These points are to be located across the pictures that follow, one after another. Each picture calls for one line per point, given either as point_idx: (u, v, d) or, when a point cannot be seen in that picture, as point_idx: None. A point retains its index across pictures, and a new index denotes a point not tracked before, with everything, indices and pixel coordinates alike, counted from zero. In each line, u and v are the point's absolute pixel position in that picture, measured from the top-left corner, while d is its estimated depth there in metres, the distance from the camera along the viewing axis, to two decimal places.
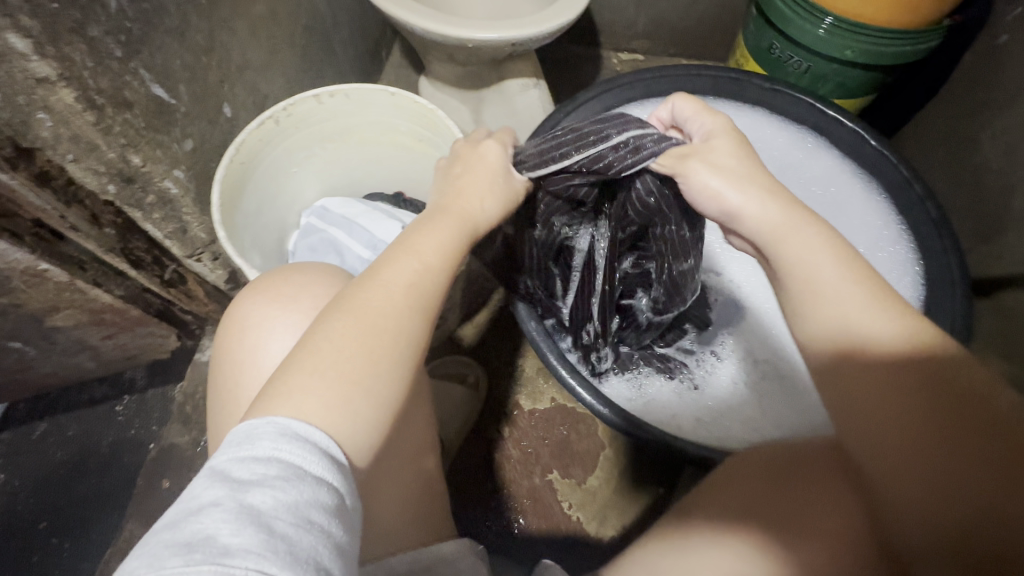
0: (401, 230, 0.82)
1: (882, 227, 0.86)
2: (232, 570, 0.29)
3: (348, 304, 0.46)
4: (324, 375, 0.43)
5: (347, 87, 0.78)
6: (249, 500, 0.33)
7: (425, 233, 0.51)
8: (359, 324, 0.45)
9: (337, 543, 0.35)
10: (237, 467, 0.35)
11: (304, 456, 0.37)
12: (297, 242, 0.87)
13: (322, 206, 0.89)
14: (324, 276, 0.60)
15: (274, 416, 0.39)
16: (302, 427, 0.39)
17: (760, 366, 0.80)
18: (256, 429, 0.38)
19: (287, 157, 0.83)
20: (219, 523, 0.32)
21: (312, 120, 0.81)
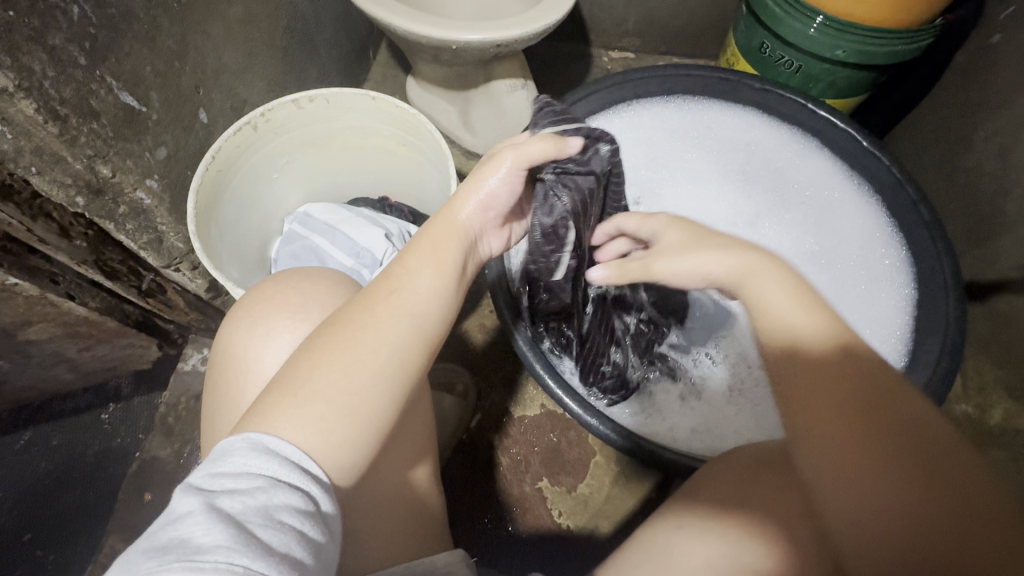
0: (386, 237, 0.80)
1: (876, 229, 0.84)
2: (203, 565, 0.29)
3: (344, 319, 0.45)
4: (309, 393, 0.41)
5: (328, 92, 0.75)
6: (220, 504, 0.33)
7: (420, 247, 0.50)
8: (352, 342, 0.43)
9: (311, 542, 0.35)
10: (209, 480, 0.35)
11: (273, 463, 0.37)
12: (280, 250, 0.85)
13: (305, 212, 0.87)
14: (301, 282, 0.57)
15: (249, 431, 0.39)
16: (275, 440, 0.38)
17: (752, 370, 0.79)
18: (229, 446, 0.37)
19: (267, 163, 0.81)
20: (193, 525, 0.31)
21: (293, 125, 0.79)
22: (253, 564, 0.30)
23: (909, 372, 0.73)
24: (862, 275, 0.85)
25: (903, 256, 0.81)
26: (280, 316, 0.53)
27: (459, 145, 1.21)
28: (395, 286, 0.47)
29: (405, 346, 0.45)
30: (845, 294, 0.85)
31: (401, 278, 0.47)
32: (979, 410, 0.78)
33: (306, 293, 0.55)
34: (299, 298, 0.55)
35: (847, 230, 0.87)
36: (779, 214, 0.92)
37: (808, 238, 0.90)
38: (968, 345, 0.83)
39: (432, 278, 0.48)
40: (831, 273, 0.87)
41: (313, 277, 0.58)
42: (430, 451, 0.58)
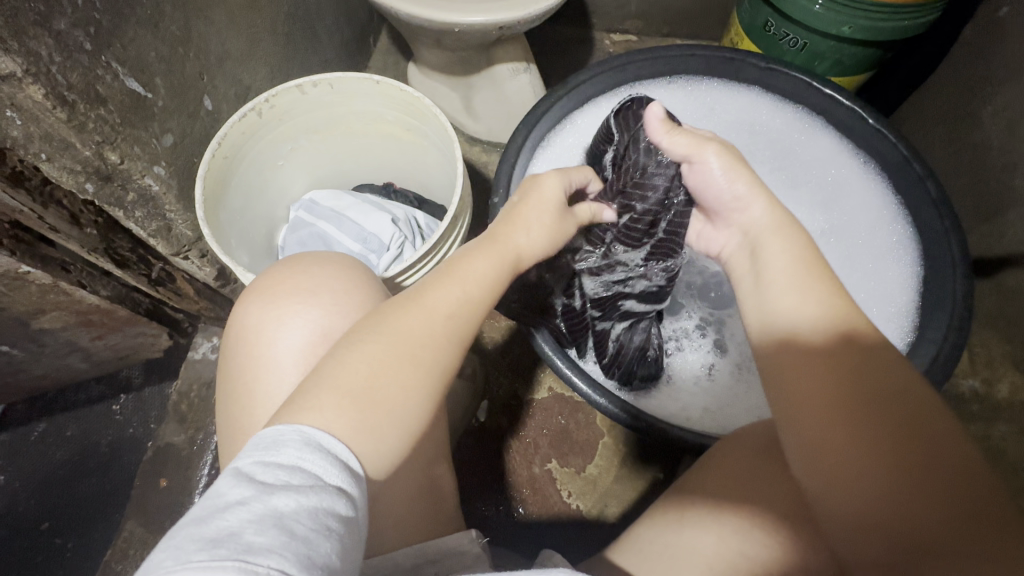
0: (392, 223, 0.80)
1: (883, 207, 0.84)
2: (257, 569, 0.29)
3: (385, 332, 0.46)
4: (350, 387, 0.43)
5: (331, 76, 0.75)
6: (274, 501, 0.33)
7: (474, 262, 0.51)
8: (402, 350, 0.45)
9: (351, 552, 0.35)
10: (261, 470, 0.35)
11: (325, 462, 0.38)
12: (287, 237, 0.85)
13: (311, 199, 0.87)
14: (315, 264, 0.58)
15: (301, 424, 0.40)
16: (326, 439, 0.40)
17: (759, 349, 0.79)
18: (281, 435, 0.38)
19: (271, 150, 0.81)
20: (244, 522, 0.32)
21: (296, 111, 0.79)
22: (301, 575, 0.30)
23: (915, 347, 0.73)
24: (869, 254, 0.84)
25: (910, 233, 0.81)
26: (296, 297, 0.54)
27: (462, 132, 1.21)
28: (443, 300, 0.48)
29: (448, 354, 0.47)
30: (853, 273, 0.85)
31: (445, 286, 0.49)
32: (985, 384, 0.79)
33: (320, 277, 0.56)
34: (314, 280, 0.55)
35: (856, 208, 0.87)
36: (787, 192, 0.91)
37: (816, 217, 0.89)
38: (975, 322, 0.83)
39: (477, 294, 0.50)
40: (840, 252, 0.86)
41: (328, 260, 0.59)
42: (442, 444, 0.57)
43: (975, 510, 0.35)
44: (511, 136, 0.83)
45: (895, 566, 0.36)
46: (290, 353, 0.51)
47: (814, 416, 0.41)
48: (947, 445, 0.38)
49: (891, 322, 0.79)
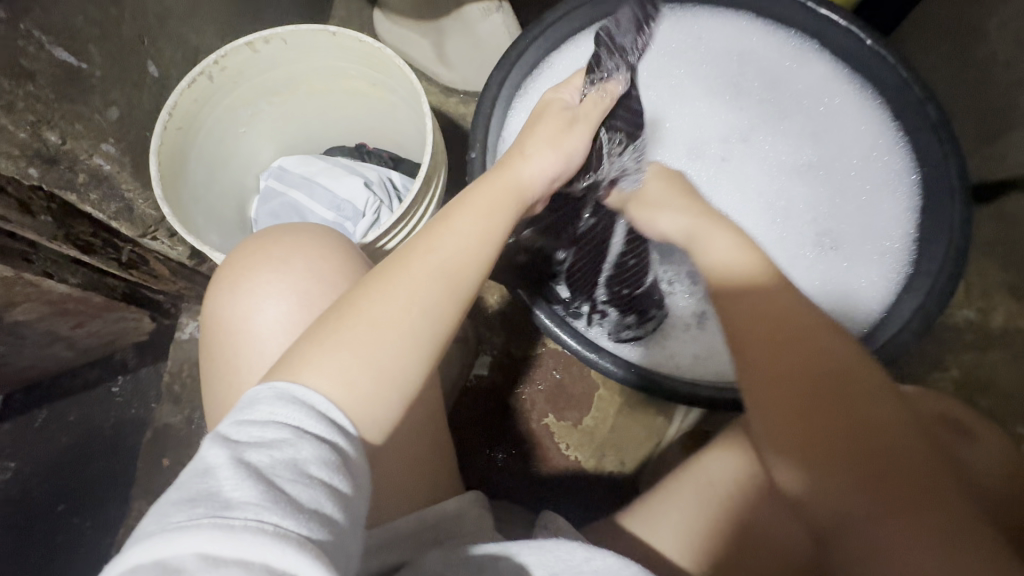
0: (365, 187, 0.76)
1: (877, 137, 0.80)
2: (232, 522, 0.31)
3: (382, 282, 0.45)
4: (355, 344, 0.42)
5: (283, 30, 0.69)
6: (247, 457, 0.34)
7: (471, 208, 0.52)
8: (400, 295, 0.44)
9: (343, 495, 0.36)
10: (237, 430, 0.36)
11: (302, 415, 0.38)
12: (259, 210, 0.82)
13: (280, 166, 0.84)
14: (296, 232, 0.55)
15: (275, 380, 0.40)
16: (300, 390, 0.39)
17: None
18: (256, 394, 0.39)
19: (230, 117, 0.76)
20: (221, 479, 0.33)
21: (250, 73, 0.73)
22: (282, 522, 0.32)
23: (912, 281, 0.72)
24: (861, 186, 0.81)
25: (907, 163, 0.78)
26: (273, 270, 0.52)
27: (438, 82, 1.14)
28: (434, 244, 0.48)
29: (434, 299, 0.45)
30: (842, 209, 0.82)
31: (442, 235, 0.49)
32: (982, 314, 0.77)
33: (293, 244, 0.53)
34: (283, 249, 0.53)
35: (848, 138, 0.83)
36: (776, 127, 0.86)
37: (805, 150, 0.85)
38: (975, 250, 0.81)
39: (477, 239, 0.50)
40: (829, 187, 0.83)
41: (303, 229, 0.56)
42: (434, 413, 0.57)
43: (923, 480, 0.37)
44: (486, 86, 0.80)
45: (850, 529, 0.38)
46: (275, 326, 0.50)
47: (785, 370, 0.43)
48: (892, 416, 0.40)
49: (881, 256, 0.78)
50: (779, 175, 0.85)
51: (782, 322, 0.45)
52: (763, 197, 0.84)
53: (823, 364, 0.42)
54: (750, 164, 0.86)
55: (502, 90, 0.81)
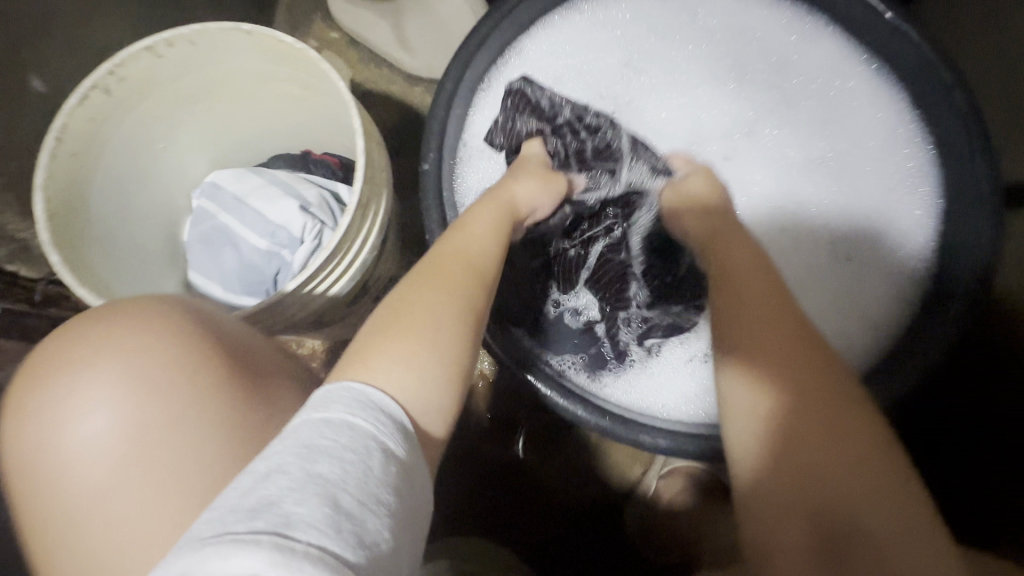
0: (303, 211, 0.67)
1: (900, 127, 0.68)
2: (295, 546, 0.27)
3: (414, 280, 0.49)
4: (410, 342, 0.43)
5: (187, 31, 0.58)
6: (317, 469, 0.32)
7: (474, 228, 0.55)
8: (436, 292, 0.47)
9: (402, 525, 0.33)
10: (312, 430, 0.34)
11: (371, 413, 0.37)
12: (191, 233, 0.73)
13: (213, 183, 0.74)
14: (112, 314, 0.44)
15: (350, 382, 0.39)
16: (376, 394, 0.38)
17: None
18: (331, 394, 0.37)
19: (143, 133, 0.66)
20: (285, 490, 0.30)
21: (159, 82, 0.62)
22: (344, 553, 0.28)
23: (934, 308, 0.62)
24: (876, 187, 0.69)
25: (929, 159, 0.66)
26: (96, 366, 0.41)
27: (401, 69, 1.02)
28: (459, 249, 0.52)
29: (475, 300, 0.48)
30: (857, 213, 0.69)
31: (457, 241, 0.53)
32: None
33: (136, 331, 0.42)
34: (93, 345, 0.42)
35: (863, 128, 0.70)
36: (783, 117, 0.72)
37: (814, 145, 0.71)
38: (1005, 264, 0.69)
39: (493, 245, 0.54)
40: (842, 187, 0.70)
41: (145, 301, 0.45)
42: None
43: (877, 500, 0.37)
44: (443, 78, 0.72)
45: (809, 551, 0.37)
46: (95, 446, 0.40)
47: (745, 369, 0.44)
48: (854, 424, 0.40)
49: (899, 270, 0.66)
50: (784, 171, 0.72)
51: (770, 322, 0.45)
52: (768, 199, 0.72)
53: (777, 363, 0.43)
54: (748, 159, 0.73)
55: (461, 87, 0.72)
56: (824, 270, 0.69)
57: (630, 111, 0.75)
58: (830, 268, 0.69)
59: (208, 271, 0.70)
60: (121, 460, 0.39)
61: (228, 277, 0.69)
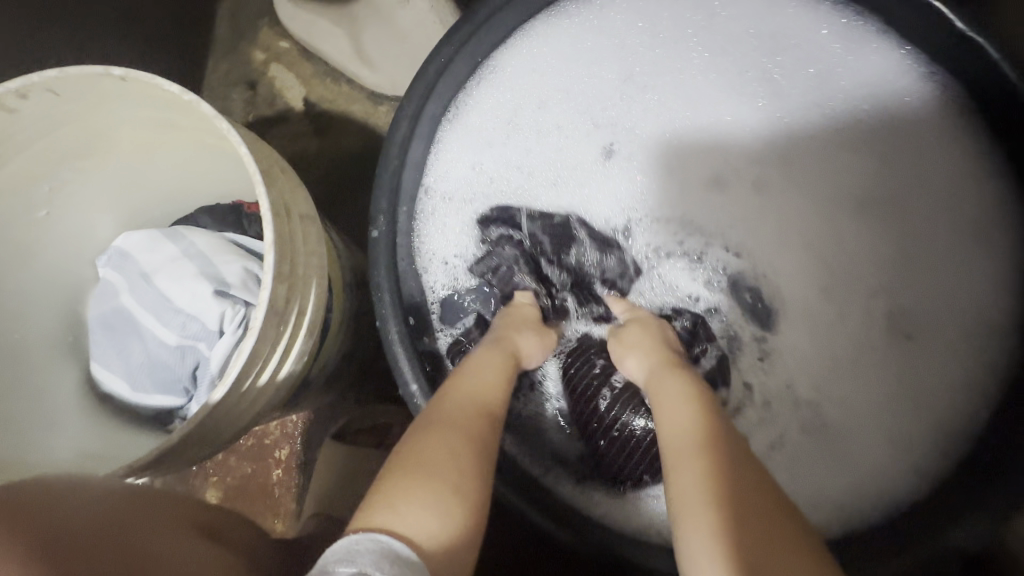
0: (220, 297, 0.53)
1: (969, 165, 0.55)
2: None
3: (426, 430, 0.43)
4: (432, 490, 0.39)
5: (38, 78, 0.43)
6: None
7: (480, 373, 0.48)
8: (449, 453, 0.41)
9: None
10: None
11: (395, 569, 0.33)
12: (93, 313, 0.59)
13: (119, 250, 0.59)
14: None
15: (377, 533, 0.35)
16: (404, 549, 0.34)
17: (805, 409, 0.54)
18: (357, 544, 0.34)
19: (10, 200, 0.52)
20: None
21: (20, 139, 0.48)
22: None
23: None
24: (943, 233, 0.55)
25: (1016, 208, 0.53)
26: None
27: (363, 84, 0.87)
28: (472, 394, 0.46)
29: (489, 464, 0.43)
30: (920, 267, 0.55)
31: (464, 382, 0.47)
32: None
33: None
34: None
35: (930, 165, 0.56)
36: (831, 145, 0.57)
37: (869, 181, 0.57)
38: None
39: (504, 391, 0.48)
40: (902, 235, 0.56)
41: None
42: None
43: None
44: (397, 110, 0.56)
45: None
46: None
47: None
48: None
49: (978, 349, 0.53)
50: (829, 219, 0.57)
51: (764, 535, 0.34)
52: (807, 249, 0.57)
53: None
54: (784, 202, 0.58)
55: (421, 123, 0.57)
56: (878, 350, 0.54)
57: (636, 141, 0.60)
58: (885, 354, 0.54)
59: (113, 365, 0.57)
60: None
61: (136, 373, 0.56)
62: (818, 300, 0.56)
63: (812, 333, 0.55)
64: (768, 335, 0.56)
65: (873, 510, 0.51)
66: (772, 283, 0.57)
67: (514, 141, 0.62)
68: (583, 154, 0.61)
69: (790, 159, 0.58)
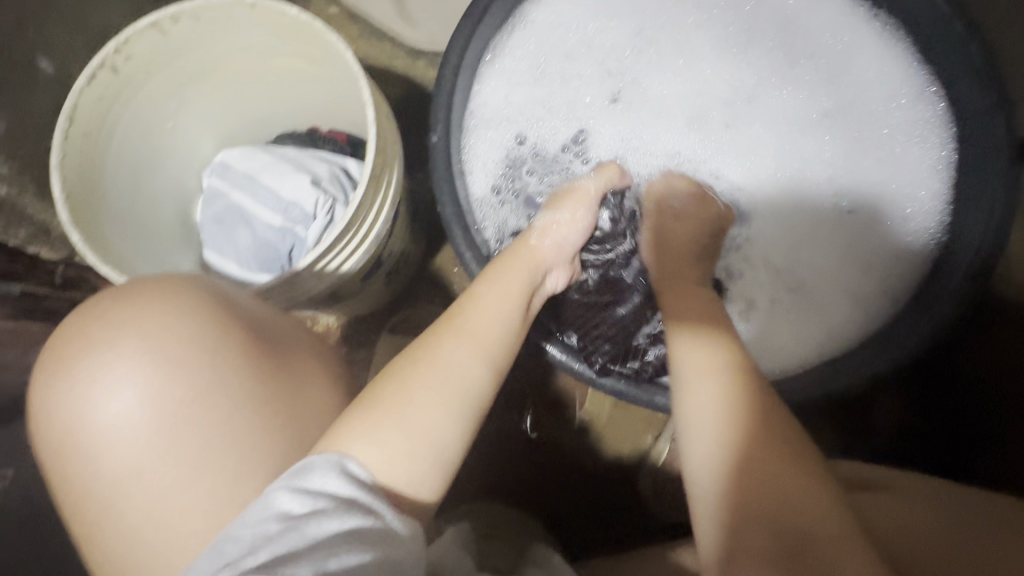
0: (315, 187, 0.67)
1: (903, 76, 0.65)
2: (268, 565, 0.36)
3: (456, 330, 0.50)
4: (416, 432, 0.44)
5: (191, 4, 0.57)
6: (286, 511, 0.38)
7: (500, 285, 0.54)
8: (431, 381, 0.46)
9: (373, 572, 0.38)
10: (294, 495, 0.39)
11: (350, 485, 0.40)
12: (201, 212, 0.73)
13: (222, 161, 0.73)
14: (134, 298, 0.44)
15: (343, 452, 0.42)
16: (355, 465, 0.41)
17: (782, 276, 0.67)
18: (311, 461, 0.41)
19: (150, 111, 0.66)
20: (267, 526, 0.38)
21: (163, 58, 0.62)
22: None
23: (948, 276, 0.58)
24: (882, 137, 0.66)
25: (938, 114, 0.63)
26: (131, 354, 0.42)
27: (402, 42, 1.01)
28: (471, 320, 0.51)
29: (476, 381, 0.48)
30: (863, 167, 0.67)
31: (482, 311, 0.52)
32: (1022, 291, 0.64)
33: (146, 318, 0.43)
34: (118, 328, 0.43)
35: (868, 82, 0.67)
36: (796, 79, 0.69)
37: (826, 106, 0.68)
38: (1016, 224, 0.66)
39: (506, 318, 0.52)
40: (848, 145, 0.67)
41: (161, 283, 0.45)
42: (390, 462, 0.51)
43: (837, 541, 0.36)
44: (445, 52, 0.66)
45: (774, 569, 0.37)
46: (130, 421, 0.41)
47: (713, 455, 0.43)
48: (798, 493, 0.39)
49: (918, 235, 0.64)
50: (791, 135, 0.69)
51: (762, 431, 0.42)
52: (779, 162, 0.69)
53: (758, 461, 0.41)
54: (757, 127, 0.69)
55: (468, 55, 0.66)
56: (836, 225, 0.67)
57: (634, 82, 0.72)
58: (846, 231, 0.67)
59: (223, 250, 0.71)
60: (156, 437, 0.41)
61: (243, 255, 0.70)
62: (787, 200, 0.68)
63: (785, 225, 0.68)
64: (744, 227, 0.68)
65: (835, 347, 0.63)
66: (747, 197, 0.69)
67: (541, 83, 0.73)
68: (593, 96, 0.72)
69: (758, 95, 0.70)
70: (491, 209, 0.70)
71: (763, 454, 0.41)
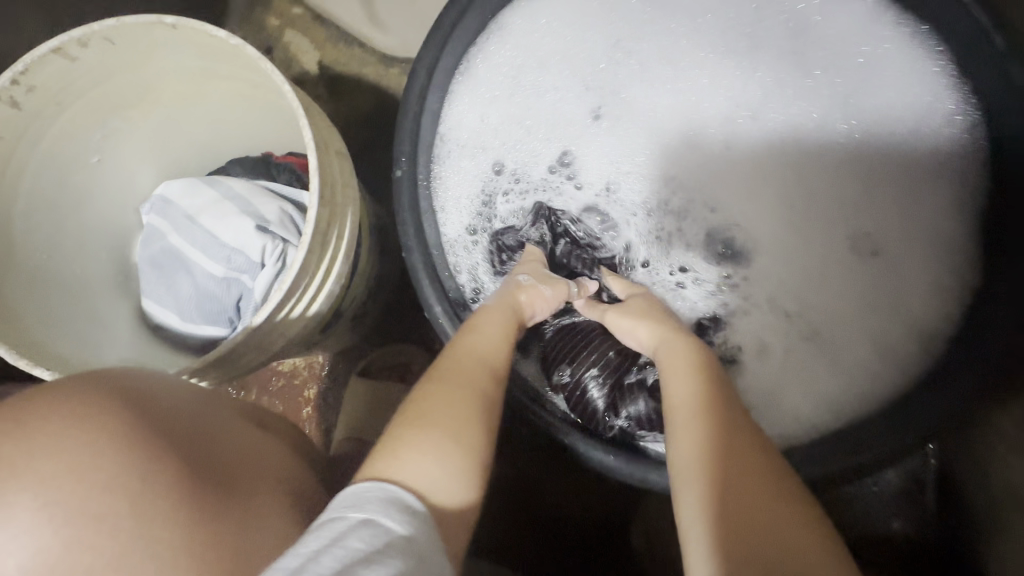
0: (262, 232, 0.58)
1: (935, 94, 0.55)
2: None
3: (454, 362, 0.46)
4: (466, 446, 0.41)
5: (98, 26, 0.48)
6: (349, 544, 0.33)
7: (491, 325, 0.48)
8: (450, 409, 0.42)
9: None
10: (357, 528, 0.34)
11: (410, 523, 0.35)
12: (138, 254, 0.64)
13: (163, 197, 0.64)
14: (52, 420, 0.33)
15: (386, 479, 0.38)
16: (410, 496, 0.37)
17: (791, 321, 0.57)
18: (364, 492, 0.36)
19: (65, 143, 0.57)
20: (325, 559, 0.32)
21: (75, 85, 0.53)
22: None
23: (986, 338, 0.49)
24: (907, 164, 0.56)
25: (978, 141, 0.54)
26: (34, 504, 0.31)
27: (374, 47, 0.91)
28: (475, 346, 0.47)
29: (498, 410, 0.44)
30: (878, 195, 0.57)
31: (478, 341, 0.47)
32: None
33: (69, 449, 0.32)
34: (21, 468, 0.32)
35: (889, 92, 0.57)
36: (804, 90, 0.59)
37: (838, 120, 0.58)
38: None
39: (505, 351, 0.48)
40: (865, 168, 0.57)
41: (76, 398, 0.34)
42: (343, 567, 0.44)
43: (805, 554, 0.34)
44: (409, 73, 0.58)
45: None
46: None
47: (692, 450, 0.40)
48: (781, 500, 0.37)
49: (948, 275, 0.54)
50: (795, 156, 0.59)
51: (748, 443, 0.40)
52: (780, 183, 0.59)
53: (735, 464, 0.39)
54: (756, 143, 0.60)
55: (437, 74, 0.58)
56: (846, 262, 0.57)
57: (620, 100, 0.63)
58: (856, 268, 0.57)
59: (163, 299, 0.62)
60: None
61: (184, 305, 0.61)
62: (799, 228, 0.59)
63: (786, 259, 0.58)
64: (743, 265, 0.59)
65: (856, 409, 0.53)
66: (745, 228, 0.60)
67: (514, 94, 0.63)
68: (573, 114, 0.63)
69: (757, 109, 0.60)
70: (464, 249, 0.60)
71: (742, 455, 0.39)
